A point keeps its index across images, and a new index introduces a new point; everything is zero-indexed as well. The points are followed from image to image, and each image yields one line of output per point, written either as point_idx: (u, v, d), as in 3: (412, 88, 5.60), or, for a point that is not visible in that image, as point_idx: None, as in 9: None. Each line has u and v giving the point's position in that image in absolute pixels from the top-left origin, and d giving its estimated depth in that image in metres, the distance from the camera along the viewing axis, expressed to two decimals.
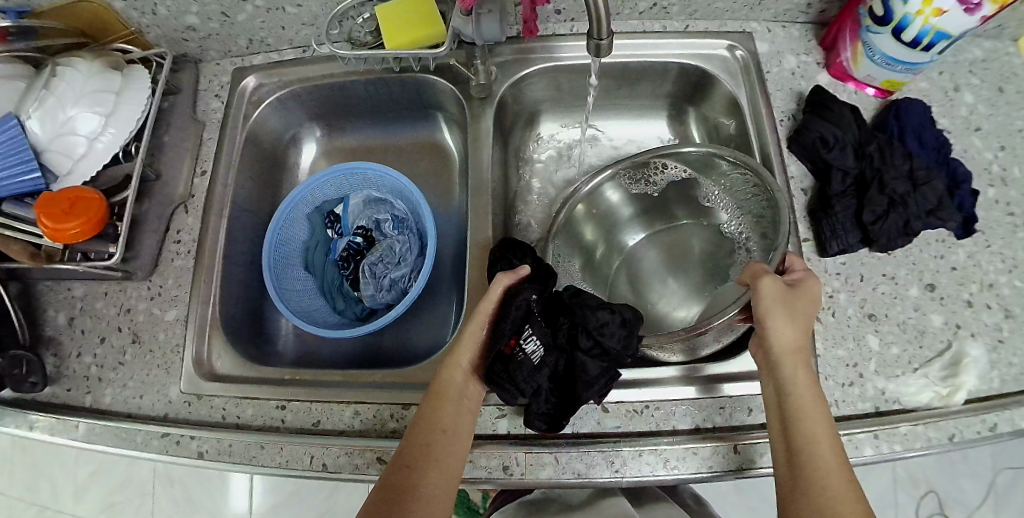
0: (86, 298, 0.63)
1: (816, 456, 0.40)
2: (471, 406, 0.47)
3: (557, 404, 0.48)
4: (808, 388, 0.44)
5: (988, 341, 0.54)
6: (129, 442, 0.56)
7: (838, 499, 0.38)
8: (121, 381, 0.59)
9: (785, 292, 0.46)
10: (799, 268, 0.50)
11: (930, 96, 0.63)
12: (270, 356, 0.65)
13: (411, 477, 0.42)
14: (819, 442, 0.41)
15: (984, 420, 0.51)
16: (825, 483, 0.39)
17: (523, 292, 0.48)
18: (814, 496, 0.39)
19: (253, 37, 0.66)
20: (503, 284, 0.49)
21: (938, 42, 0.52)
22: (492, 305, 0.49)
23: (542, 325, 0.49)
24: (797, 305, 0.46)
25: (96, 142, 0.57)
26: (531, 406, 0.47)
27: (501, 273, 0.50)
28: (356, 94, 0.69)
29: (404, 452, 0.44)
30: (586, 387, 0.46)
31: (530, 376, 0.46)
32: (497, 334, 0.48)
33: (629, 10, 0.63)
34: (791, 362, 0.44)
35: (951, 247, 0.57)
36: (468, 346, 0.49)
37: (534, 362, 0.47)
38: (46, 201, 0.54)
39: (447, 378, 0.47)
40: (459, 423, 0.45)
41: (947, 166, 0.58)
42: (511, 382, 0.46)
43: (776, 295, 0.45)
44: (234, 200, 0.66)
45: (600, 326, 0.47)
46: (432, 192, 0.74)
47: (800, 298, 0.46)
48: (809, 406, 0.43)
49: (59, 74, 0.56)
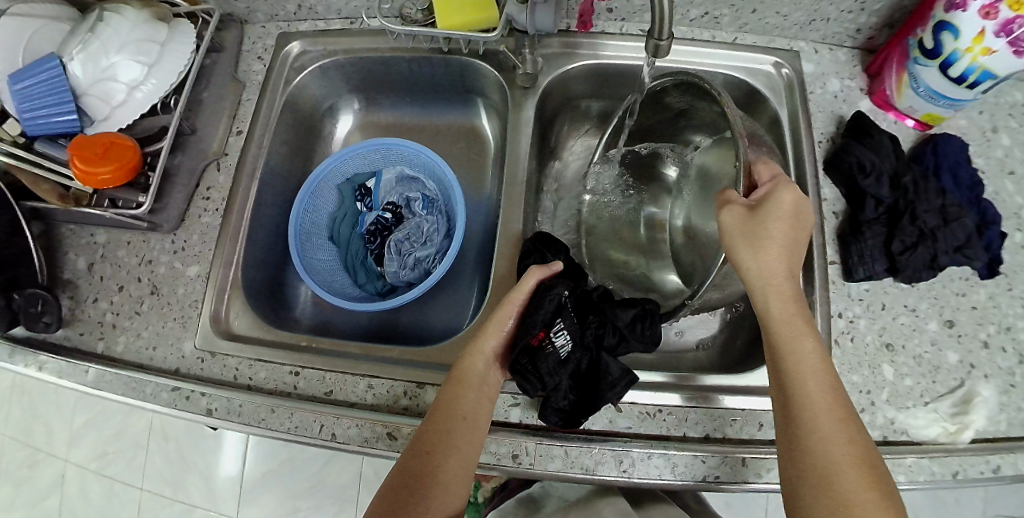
0: (109, 246, 0.63)
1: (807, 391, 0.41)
2: (491, 394, 0.47)
3: (575, 401, 0.48)
4: (790, 319, 0.43)
5: (1000, 383, 0.54)
6: (139, 393, 0.56)
7: (826, 437, 0.39)
8: (136, 330, 0.60)
9: (751, 219, 0.43)
10: (768, 179, 0.46)
11: (967, 134, 0.63)
12: (285, 321, 0.66)
13: (430, 462, 0.42)
14: (805, 380, 0.41)
15: (989, 461, 0.51)
16: (814, 421, 0.40)
17: (558, 287, 0.48)
18: (801, 430, 0.40)
19: (302, 3, 0.66)
20: (535, 277, 0.49)
21: (983, 81, 0.52)
22: (522, 296, 0.50)
23: (572, 321, 0.49)
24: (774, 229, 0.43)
25: (136, 90, 0.57)
26: (548, 400, 0.47)
27: (535, 267, 0.50)
28: (397, 72, 0.69)
29: (423, 437, 0.44)
30: (608, 388, 0.47)
31: (553, 371, 0.47)
32: (526, 324, 0.48)
33: (680, 16, 0.64)
34: (774, 292, 0.44)
35: (974, 286, 0.58)
36: (493, 333, 0.49)
37: (560, 357, 0.48)
38: (80, 143, 0.54)
39: (470, 360, 0.47)
40: (478, 409, 0.45)
41: (978, 206, 0.58)
42: (535, 375, 0.47)
43: (736, 223, 0.43)
44: (266, 162, 0.66)
45: (627, 325, 0.49)
46: (463, 177, 0.74)
47: (768, 219, 0.43)
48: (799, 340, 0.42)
49: (105, 20, 0.56)
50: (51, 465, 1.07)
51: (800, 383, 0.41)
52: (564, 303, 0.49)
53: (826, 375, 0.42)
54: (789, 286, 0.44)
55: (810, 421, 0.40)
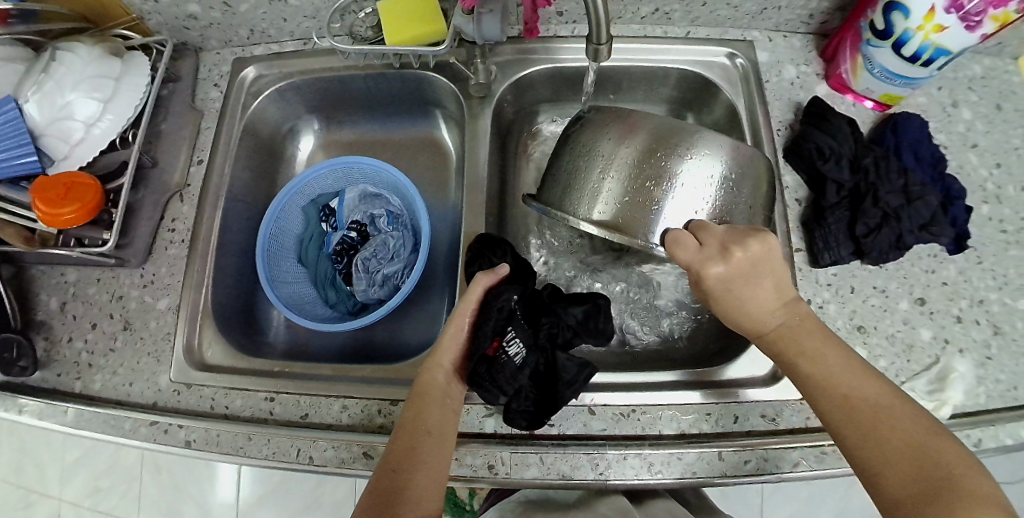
0: (79, 284, 0.63)
1: (830, 400, 0.41)
2: (454, 405, 0.48)
3: (535, 402, 0.48)
4: (794, 326, 0.43)
5: (976, 357, 0.54)
6: (117, 429, 0.56)
7: (859, 442, 0.39)
8: (111, 367, 0.59)
9: (710, 294, 0.45)
10: (688, 255, 0.44)
11: (927, 111, 0.63)
12: (262, 347, 0.66)
13: (400, 479, 0.42)
14: (822, 384, 0.41)
15: (969, 435, 0.51)
16: (841, 427, 0.40)
17: (505, 292, 0.50)
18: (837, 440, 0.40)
19: (256, 28, 0.66)
20: (483, 285, 0.50)
21: (938, 58, 0.52)
22: (471, 306, 0.51)
23: (525, 328, 0.50)
24: (729, 288, 0.43)
25: (93, 127, 0.57)
26: (511, 405, 0.47)
27: (480, 274, 0.51)
28: (356, 89, 0.70)
29: (391, 454, 0.44)
30: (566, 386, 0.48)
31: (511, 377, 0.47)
32: (479, 335, 0.49)
33: (630, 14, 0.64)
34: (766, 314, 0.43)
35: (943, 262, 0.58)
36: (450, 347, 0.50)
37: (515, 364, 0.48)
38: (40, 186, 0.54)
39: (430, 377, 0.48)
40: (443, 423, 0.46)
41: (941, 182, 0.58)
42: (493, 383, 0.47)
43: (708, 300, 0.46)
44: (230, 189, 0.66)
45: (577, 321, 0.53)
46: (428, 189, 0.75)
47: (716, 293, 0.44)
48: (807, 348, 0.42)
49: (58, 59, 0.56)
50: (45, 505, 1.06)
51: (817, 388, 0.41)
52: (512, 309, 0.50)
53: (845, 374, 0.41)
54: (777, 301, 0.44)
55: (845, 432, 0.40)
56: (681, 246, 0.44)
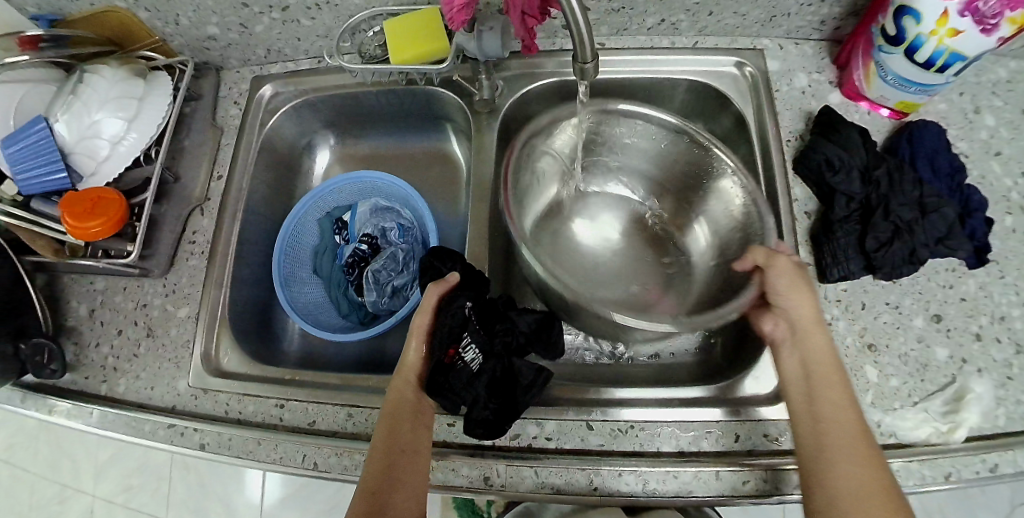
0: (107, 292, 0.66)
1: (834, 428, 0.44)
2: (426, 421, 0.49)
3: (496, 409, 0.48)
4: (827, 356, 0.47)
5: (995, 377, 0.52)
6: (138, 431, 0.59)
7: (855, 477, 0.41)
8: (135, 372, 0.63)
9: (802, 278, 0.49)
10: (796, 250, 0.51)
11: (948, 118, 0.61)
12: (276, 354, 0.68)
13: (381, 500, 0.44)
14: (842, 411, 0.45)
15: (985, 460, 0.49)
16: (847, 455, 0.42)
17: (456, 301, 0.52)
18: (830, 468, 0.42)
19: (271, 47, 0.69)
20: (436, 294, 0.53)
21: (953, 64, 0.49)
22: (427, 316, 0.53)
23: (479, 333, 0.52)
24: (792, 297, 0.48)
25: (119, 145, 0.60)
26: (471, 415, 0.48)
27: (433, 284, 0.54)
28: (368, 105, 0.72)
29: (369, 477, 0.45)
30: (525, 392, 0.49)
31: (468, 384, 0.49)
32: (435, 343, 0.51)
33: (635, 26, 0.64)
34: (811, 337, 0.48)
35: (962, 276, 0.55)
36: (414, 362, 0.51)
37: (472, 370, 0.50)
38: (69, 201, 0.57)
39: (395, 393, 0.50)
40: (417, 440, 0.47)
41: (960, 193, 0.56)
42: (452, 391, 0.49)
43: (790, 280, 0.48)
44: (248, 201, 0.69)
45: (530, 328, 0.54)
46: (439, 201, 0.76)
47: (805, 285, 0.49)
48: (831, 380, 0.46)
49: (85, 81, 0.59)
50: (80, 500, 1.12)
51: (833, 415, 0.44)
52: (467, 316, 0.52)
53: (854, 417, 0.44)
54: (819, 326, 0.48)
55: (839, 460, 0.42)
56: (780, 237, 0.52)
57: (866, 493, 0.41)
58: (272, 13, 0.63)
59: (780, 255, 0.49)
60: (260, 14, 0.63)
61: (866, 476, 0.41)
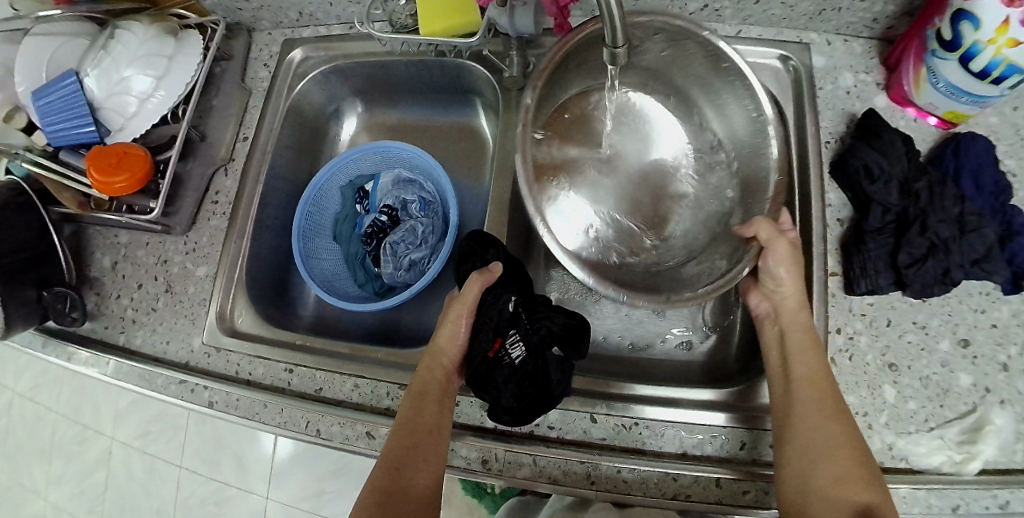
0: (130, 246, 0.68)
1: (805, 387, 0.46)
2: (452, 405, 0.50)
3: (525, 401, 0.49)
4: (806, 330, 0.49)
5: (1018, 410, 0.50)
6: (152, 383, 0.61)
7: (830, 439, 0.44)
8: (152, 325, 0.64)
9: (790, 247, 0.49)
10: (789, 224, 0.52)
11: (999, 132, 0.57)
12: (289, 319, 0.70)
13: (402, 474, 0.45)
14: (818, 379, 0.46)
15: (997, 495, 0.47)
16: (823, 420, 0.45)
17: (502, 297, 0.52)
18: (806, 429, 0.44)
19: (302, 10, 0.68)
20: (479, 286, 0.52)
21: (1009, 76, 0.46)
22: (467, 306, 0.53)
23: (522, 328, 0.53)
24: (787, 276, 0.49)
25: (147, 102, 0.60)
26: (506, 404, 0.49)
27: (475, 275, 0.52)
28: (397, 75, 0.71)
29: (391, 451, 0.46)
30: (560, 386, 0.49)
31: (508, 377, 0.49)
32: (480, 338, 0.51)
33: (677, 10, 0.61)
34: (793, 312, 0.49)
35: (996, 302, 0.53)
36: (449, 346, 0.52)
37: (514, 364, 0.50)
38: (96, 154, 0.58)
39: (428, 373, 0.50)
40: (441, 421, 0.48)
41: (1004, 214, 0.53)
42: (493, 383, 0.50)
43: (784, 254, 0.49)
44: (271, 166, 0.69)
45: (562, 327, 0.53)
46: (461, 177, 0.75)
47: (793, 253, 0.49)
48: (807, 346, 0.48)
49: (117, 36, 0.59)
50: (99, 441, 1.17)
51: (806, 382, 0.46)
52: (511, 312, 0.52)
53: (827, 380, 0.47)
54: (800, 301, 0.50)
55: (809, 417, 0.45)
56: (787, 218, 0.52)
57: (832, 447, 0.43)
58: None
59: (783, 237, 0.49)
60: None
61: (833, 432, 0.44)
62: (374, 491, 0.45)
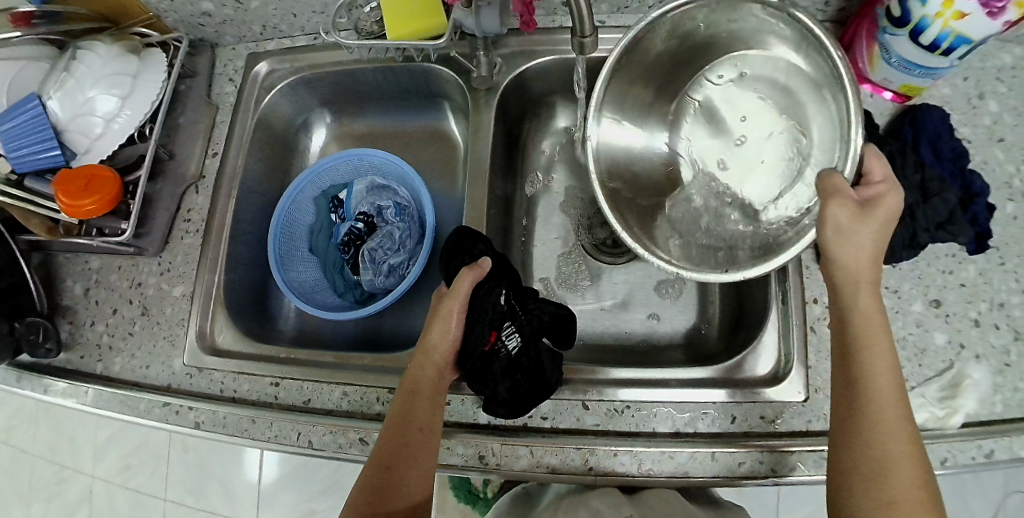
0: (101, 271, 0.66)
1: (866, 389, 0.41)
2: (443, 401, 0.49)
3: (519, 392, 0.49)
4: (874, 316, 0.42)
5: (993, 363, 0.51)
6: (133, 409, 0.59)
7: (890, 447, 0.39)
8: (130, 350, 0.63)
9: (858, 210, 0.41)
10: (879, 177, 0.44)
11: (951, 103, 0.60)
12: (271, 334, 0.68)
13: (391, 474, 0.45)
14: (881, 377, 0.41)
15: (980, 446, 0.49)
16: (882, 424, 0.40)
17: (494, 290, 0.52)
18: (860, 433, 0.40)
19: (267, 23, 0.68)
20: (469, 282, 0.51)
21: (958, 47, 0.49)
22: (457, 301, 0.51)
23: (516, 320, 0.53)
24: (861, 240, 0.42)
25: (112, 122, 0.59)
26: (500, 396, 0.49)
27: (466, 270, 0.51)
28: (366, 83, 0.71)
29: (382, 452, 0.46)
30: (551, 375, 0.50)
31: (504, 368, 0.50)
32: (475, 332, 0.51)
33: (637, 3, 0.63)
34: (859, 294, 0.43)
35: (962, 262, 0.55)
36: (441, 344, 0.51)
37: (510, 356, 0.51)
38: (62, 178, 0.57)
39: (422, 370, 0.49)
40: (433, 420, 0.47)
41: (962, 178, 0.55)
42: (489, 376, 0.50)
43: (851, 216, 0.41)
44: (243, 180, 0.69)
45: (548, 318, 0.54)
46: (434, 181, 0.75)
47: (870, 218, 0.42)
48: (875, 338, 0.42)
49: (79, 57, 0.58)
50: (79, 480, 1.13)
51: (868, 380, 0.41)
52: (504, 304, 0.53)
53: (893, 378, 0.41)
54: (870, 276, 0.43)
55: (864, 422, 0.40)
56: (879, 165, 0.44)
57: (892, 459, 0.39)
58: None
59: (846, 197, 0.41)
60: None
61: (895, 441, 0.39)
62: (365, 488, 0.45)
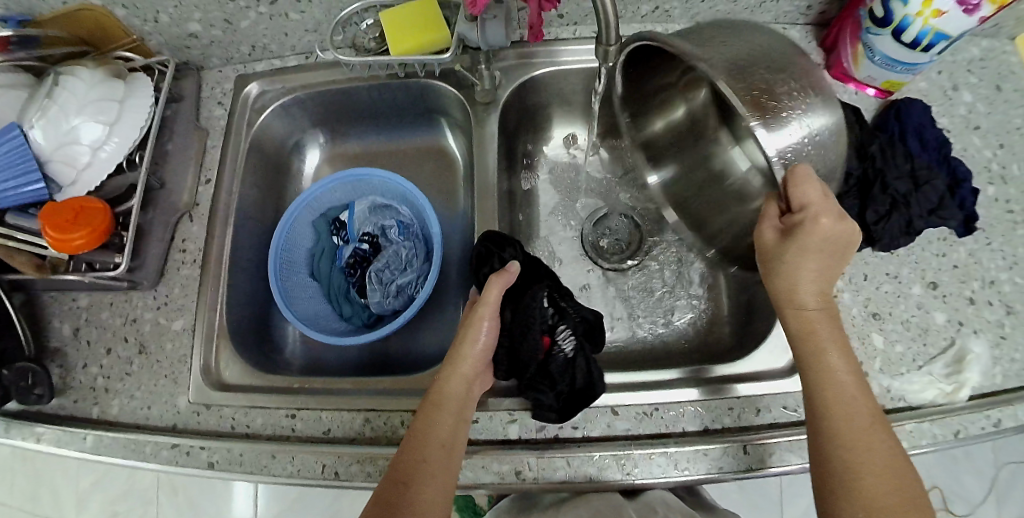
0: (91, 309, 0.63)
1: (831, 399, 0.43)
2: (466, 414, 0.48)
3: (569, 395, 0.50)
4: (831, 330, 0.45)
5: (991, 337, 0.55)
6: (138, 453, 0.56)
7: (858, 452, 0.41)
8: (128, 391, 0.59)
9: (780, 240, 0.44)
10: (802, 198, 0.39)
11: (929, 96, 0.64)
12: (277, 364, 0.66)
13: (408, 491, 0.43)
14: (842, 389, 0.43)
15: (988, 416, 0.51)
16: (850, 431, 0.42)
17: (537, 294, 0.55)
18: (831, 440, 0.42)
19: (256, 44, 0.66)
20: (497, 288, 0.52)
21: (938, 42, 0.52)
22: (490, 308, 0.52)
23: (564, 324, 0.56)
24: (798, 262, 0.43)
25: (99, 151, 0.56)
26: (548, 398, 0.50)
27: (495, 277, 0.53)
28: (360, 101, 0.70)
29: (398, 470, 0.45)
30: (597, 378, 0.50)
31: (560, 368, 0.51)
32: (526, 338, 0.53)
33: (630, 13, 0.64)
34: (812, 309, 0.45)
35: (953, 245, 0.58)
36: (468, 351, 0.50)
37: (564, 357, 0.53)
38: (50, 211, 0.53)
39: (449, 383, 0.48)
40: (456, 432, 0.46)
41: (948, 165, 0.59)
42: (544, 377, 0.51)
43: (773, 247, 0.44)
44: (239, 207, 0.66)
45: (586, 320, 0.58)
46: (434, 197, 0.75)
47: (794, 248, 0.43)
48: (831, 350, 0.44)
49: (61, 83, 0.55)
50: None
51: (829, 393, 0.43)
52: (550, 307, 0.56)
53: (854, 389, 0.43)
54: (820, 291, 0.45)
55: (830, 429, 0.42)
56: (811, 187, 0.39)
57: (863, 465, 0.41)
58: (258, 7, 0.60)
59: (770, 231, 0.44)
60: (245, 9, 0.60)
61: (859, 447, 0.41)
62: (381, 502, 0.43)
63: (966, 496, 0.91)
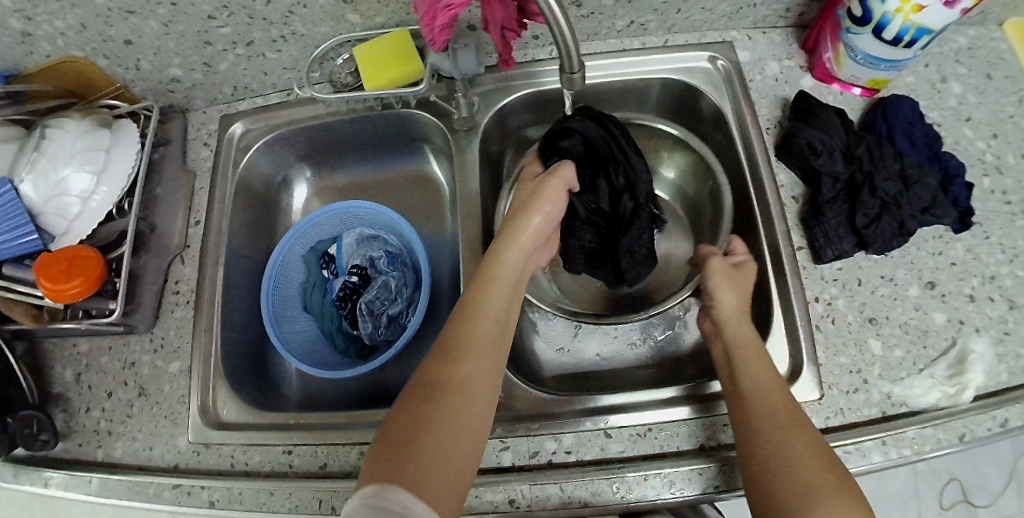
0: (91, 354, 0.64)
1: (758, 398, 0.45)
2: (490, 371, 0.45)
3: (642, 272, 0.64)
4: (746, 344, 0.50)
5: (993, 334, 0.53)
6: (141, 495, 0.56)
7: (789, 443, 0.41)
8: (130, 434, 0.60)
9: (726, 270, 0.56)
10: (740, 251, 0.58)
11: (916, 90, 0.63)
12: (275, 399, 0.66)
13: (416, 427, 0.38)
14: (767, 388, 0.46)
15: (994, 416, 0.50)
16: (775, 421, 0.43)
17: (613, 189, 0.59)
18: (762, 433, 0.43)
19: (238, 83, 0.67)
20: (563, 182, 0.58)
21: (920, 38, 0.51)
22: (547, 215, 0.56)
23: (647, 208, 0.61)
24: (731, 290, 0.55)
25: (90, 200, 0.57)
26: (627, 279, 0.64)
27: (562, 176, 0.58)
28: (344, 134, 0.71)
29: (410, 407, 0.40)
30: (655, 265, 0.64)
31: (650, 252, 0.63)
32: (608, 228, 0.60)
33: (606, 29, 0.64)
34: (734, 326, 0.53)
35: (949, 242, 0.57)
36: (508, 279, 0.51)
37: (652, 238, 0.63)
38: (44, 263, 0.54)
39: (477, 326, 0.47)
40: (476, 374, 0.44)
41: (939, 161, 0.58)
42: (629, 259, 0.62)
43: (718, 271, 0.56)
44: (229, 244, 0.67)
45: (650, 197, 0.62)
46: (422, 224, 0.75)
47: (740, 277, 0.55)
48: (754, 360, 0.49)
49: (47, 136, 0.57)
50: None
51: (755, 393, 0.46)
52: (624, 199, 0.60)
53: (778, 392, 0.46)
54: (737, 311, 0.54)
55: (761, 424, 0.43)
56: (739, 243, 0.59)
57: (793, 454, 0.41)
58: (235, 49, 0.61)
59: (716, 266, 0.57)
60: (223, 52, 0.61)
61: (791, 439, 0.42)
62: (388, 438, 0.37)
63: (987, 489, 0.88)
